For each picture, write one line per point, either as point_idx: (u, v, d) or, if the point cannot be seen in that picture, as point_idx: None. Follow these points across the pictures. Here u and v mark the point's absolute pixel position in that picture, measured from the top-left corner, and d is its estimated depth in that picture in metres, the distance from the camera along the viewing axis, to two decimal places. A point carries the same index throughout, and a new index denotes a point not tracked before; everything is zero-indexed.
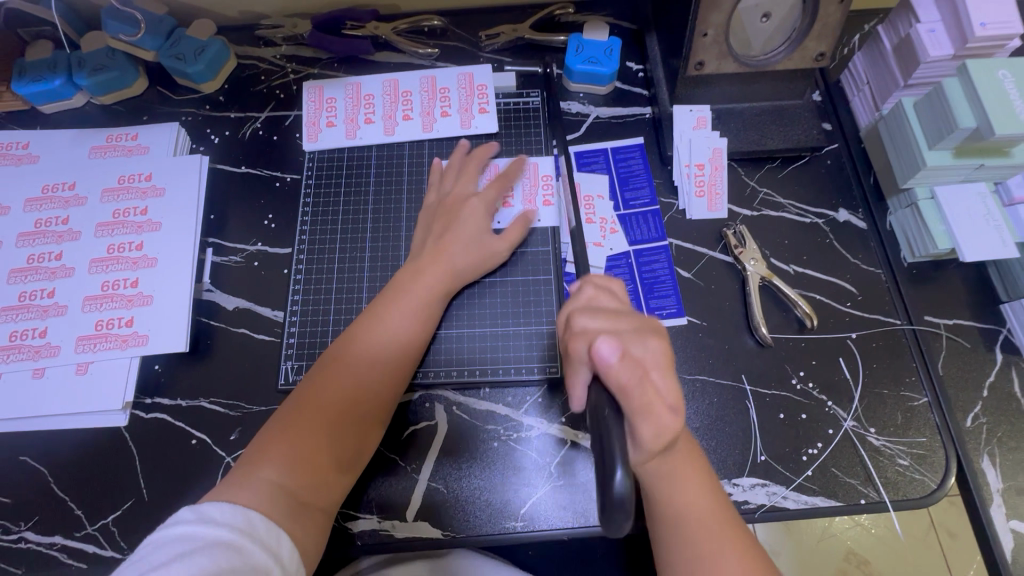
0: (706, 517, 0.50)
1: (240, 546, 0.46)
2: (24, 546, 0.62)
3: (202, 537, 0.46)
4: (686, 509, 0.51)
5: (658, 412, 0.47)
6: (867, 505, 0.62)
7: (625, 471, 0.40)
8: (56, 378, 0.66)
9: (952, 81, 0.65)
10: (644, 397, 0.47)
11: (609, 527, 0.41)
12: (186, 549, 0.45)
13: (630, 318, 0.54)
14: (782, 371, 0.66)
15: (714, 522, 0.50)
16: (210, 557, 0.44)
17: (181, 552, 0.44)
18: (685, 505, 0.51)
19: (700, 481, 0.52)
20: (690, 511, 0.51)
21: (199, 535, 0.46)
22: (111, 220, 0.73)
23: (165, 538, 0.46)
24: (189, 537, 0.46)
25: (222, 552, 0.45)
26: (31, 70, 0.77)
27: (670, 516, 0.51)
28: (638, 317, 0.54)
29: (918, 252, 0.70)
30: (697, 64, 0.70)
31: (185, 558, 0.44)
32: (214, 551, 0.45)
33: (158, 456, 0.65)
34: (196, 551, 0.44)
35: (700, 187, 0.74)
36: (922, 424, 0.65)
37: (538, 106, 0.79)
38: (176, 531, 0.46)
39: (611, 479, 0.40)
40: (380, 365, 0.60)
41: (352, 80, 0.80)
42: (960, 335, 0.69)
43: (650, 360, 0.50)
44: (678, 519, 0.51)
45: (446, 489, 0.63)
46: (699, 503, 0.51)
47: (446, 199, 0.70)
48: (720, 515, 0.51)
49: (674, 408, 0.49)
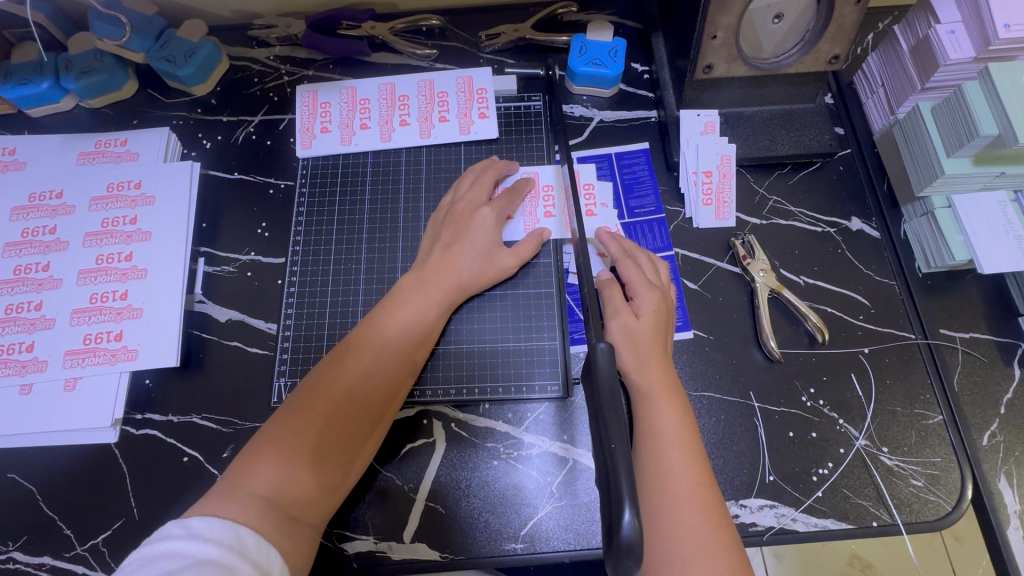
0: (674, 439, 0.54)
1: (231, 564, 0.43)
2: (13, 567, 0.60)
3: (190, 554, 0.43)
4: (658, 425, 0.55)
5: (625, 316, 0.60)
6: (880, 528, 0.59)
7: (634, 512, 0.38)
8: (44, 394, 0.64)
9: (973, 87, 0.62)
10: (614, 304, 0.61)
11: (614, 571, 0.39)
12: (174, 567, 0.42)
13: (642, 265, 0.64)
14: (792, 388, 0.64)
15: (680, 446, 0.53)
16: None
17: (168, 570, 0.41)
18: (656, 422, 0.55)
19: (681, 412, 0.56)
20: (660, 426, 0.55)
21: (188, 552, 0.43)
22: (100, 229, 0.70)
23: (153, 555, 0.43)
24: (177, 554, 0.43)
25: (210, 569, 0.42)
26: (17, 73, 0.75)
27: (646, 431, 0.55)
28: (649, 265, 0.65)
29: (934, 263, 0.67)
30: (706, 66, 0.67)
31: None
32: (202, 570, 0.42)
33: (148, 474, 0.63)
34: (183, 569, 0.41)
35: (707, 195, 0.71)
36: (937, 443, 0.62)
37: (540, 110, 0.77)
38: (164, 548, 0.43)
39: (619, 521, 0.38)
40: (377, 377, 0.58)
41: (347, 84, 0.78)
42: (976, 349, 0.66)
43: (640, 287, 0.62)
44: (649, 432, 0.55)
45: (445, 509, 0.61)
46: (670, 424, 0.55)
47: (457, 205, 0.68)
48: (684, 441, 0.54)
49: (647, 321, 0.60)
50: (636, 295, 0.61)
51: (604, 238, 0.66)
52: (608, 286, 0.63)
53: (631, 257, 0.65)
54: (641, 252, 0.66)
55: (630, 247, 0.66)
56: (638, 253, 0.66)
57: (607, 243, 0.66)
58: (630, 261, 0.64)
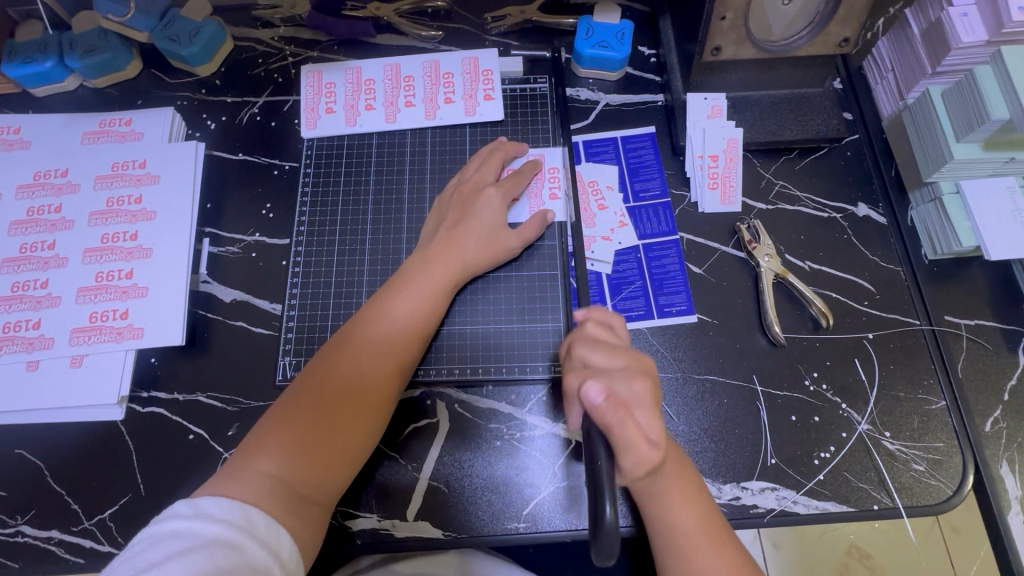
0: (690, 524, 0.53)
1: (241, 545, 0.45)
2: (21, 540, 0.61)
3: (200, 533, 0.45)
4: (674, 522, 0.53)
5: (637, 447, 0.50)
6: (881, 512, 0.60)
7: (614, 507, 0.42)
8: (51, 371, 0.65)
9: (985, 71, 0.62)
10: (625, 433, 0.50)
11: (599, 558, 0.43)
12: (183, 548, 0.43)
13: (628, 357, 0.56)
14: (795, 372, 0.64)
15: (698, 529, 0.53)
16: (209, 557, 0.43)
17: (178, 549, 0.43)
18: (667, 506, 0.53)
19: (688, 499, 0.54)
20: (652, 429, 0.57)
21: (197, 531, 0.44)
22: (105, 208, 0.71)
23: (164, 532, 0.44)
24: (186, 532, 0.44)
25: (220, 550, 0.44)
26: (21, 50, 0.74)
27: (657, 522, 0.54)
28: (635, 356, 0.57)
29: (940, 249, 0.67)
30: (714, 48, 0.67)
31: (183, 557, 0.43)
32: (212, 550, 0.43)
33: (155, 451, 0.64)
34: (195, 549, 0.43)
35: (713, 179, 0.71)
36: (940, 428, 0.62)
37: (546, 92, 0.76)
38: (172, 526, 0.45)
39: (600, 514, 0.42)
40: (385, 355, 0.58)
41: (352, 64, 0.77)
42: (981, 336, 0.66)
43: (634, 400, 0.53)
44: (668, 528, 0.53)
45: (447, 489, 0.61)
46: (684, 515, 0.53)
47: (464, 185, 0.68)
48: (706, 529, 0.53)
49: (654, 443, 0.51)
50: (634, 413, 0.52)
51: (577, 318, 0.60)
52: (616, 408, 0.50)
53: (604, 345, 0.57)
54: (625, 343, 0.59)
55: (608, 333, 0.59)
56: (624, 342, 0.59)
57: (572, 332, 0.61)
58: (610, 356, 0.56)
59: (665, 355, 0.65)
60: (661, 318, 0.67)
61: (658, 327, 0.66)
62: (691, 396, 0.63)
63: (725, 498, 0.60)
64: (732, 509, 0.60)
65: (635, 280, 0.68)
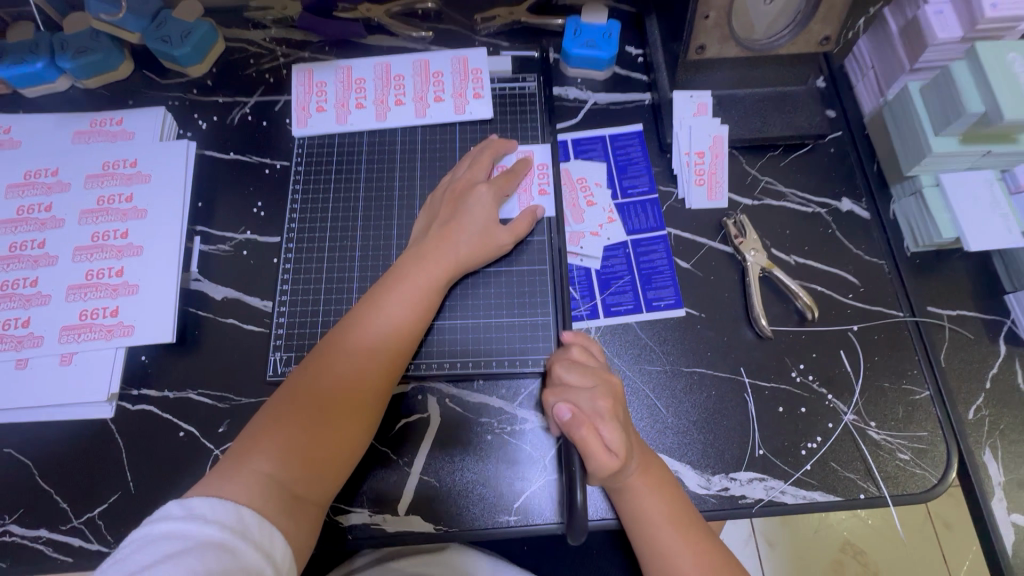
0: (662, 518, 0.54)
1: (233, 547, 0.45)
2: (9, 539, 0.61)
3: (191, 535, 0.44)
4: (644, 515, 0.54)
5: (596, 454, 0.52)
6: (868, 500, 0.60)
7: (582, 495, 0.56)
8: (40, 368, 0.64)
9: (960, 65, 0.64)
10: (584, 442, 0.53)
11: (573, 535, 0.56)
12: (174, 550, 0.43)
13: (598, 377, 0.57)
14: (782, 363, 0.65)
15: (670, 522, 0.54)
16: (200, 560, 0.43)
17: (170, 551, 0.43)
18: (638, 503, 0.54)
19: (661, 491, 0.55)
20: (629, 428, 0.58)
21: (188, 533, 0.44)
22: (96, 207, 0.71)
23: (155, 534, 0.44)
24: (177, 534, 0.44)
25: (212, 552, 0.44)
26: (12, 52, 0.75)
27: (630, 516, 0.55)
28: (606, 376, 0.58)
29: (922, 241, 0.68)
30: (698, 47, 0.69)
31: (175, 560, 0.42)
32: (203, 551, 0.43)
33: (145, 448, 0.64)
34: (187, 551, 0.43)
35: (699, 176, 0.72)
36: (924, 417, 0.63)
37: (534, 91, 0.77)
38: (164, 528, 0.44)
39: (573, 499, 0.56)
40: (378, 354, 0.59)
41: (343, 63, 0.78)
42: (963, 326, 0.67)
43: (596, 416, 0.54)
44: (637, 521, 0.54)
45: (439, 484, 0.62)
46: (656, 508, 0.54)
47: (456, 183, 0.68)
48: (677, 519, 0.54)
49: (615, 452, 0.52)
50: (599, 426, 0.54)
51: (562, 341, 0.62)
52: (580, 424, 0.54)
53: (580, 365, 0.59)
54: (602, 364, 0.60)
55: (588, 356, 0.60)
56: (602, 365, 0.60)
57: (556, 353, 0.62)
58: (584, 376, 0.57)
59: (654, 348, 0.66)
60: (649, 312, 0.67)
61: (647, 320, 0.67)
62: (679, 388, 0.64)
63: (714, 488, 0.60)
64: (721, 500, 0.60)
65: (624, 275, 0.69)
